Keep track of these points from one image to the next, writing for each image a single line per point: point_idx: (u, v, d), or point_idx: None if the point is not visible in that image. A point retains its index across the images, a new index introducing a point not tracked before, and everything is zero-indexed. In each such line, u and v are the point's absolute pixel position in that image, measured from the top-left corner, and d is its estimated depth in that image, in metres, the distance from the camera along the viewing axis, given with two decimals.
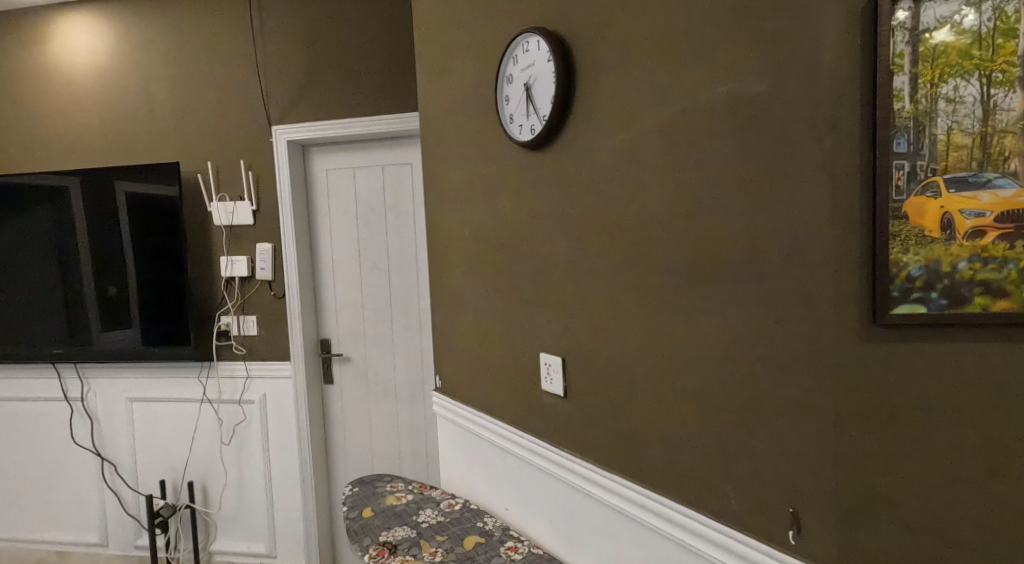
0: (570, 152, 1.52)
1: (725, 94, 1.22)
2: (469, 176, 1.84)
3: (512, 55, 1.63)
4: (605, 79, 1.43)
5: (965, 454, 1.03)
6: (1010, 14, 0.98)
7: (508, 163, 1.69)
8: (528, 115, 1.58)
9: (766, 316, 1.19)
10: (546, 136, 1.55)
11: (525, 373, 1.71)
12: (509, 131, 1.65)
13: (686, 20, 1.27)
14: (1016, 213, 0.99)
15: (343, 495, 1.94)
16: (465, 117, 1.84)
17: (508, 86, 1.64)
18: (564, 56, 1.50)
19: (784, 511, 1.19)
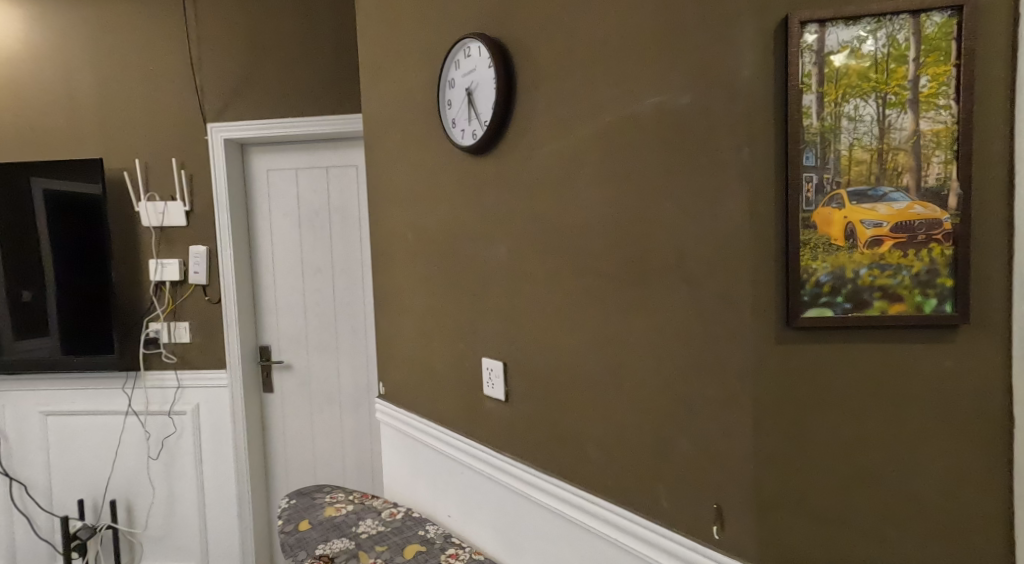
0: (511, 156, 1.56)
1: (655, 106, 1.27)
2: (414, 182, 1.87)
3: (453, 59, 1.66)
4: (543, 87, 1.48)
5: (870, 444, 1.13)
6: (901, 43, 1.09)
7: (450, 167, 1.74)
8: (470, 120, 1.62)
9: (692, 321, 1.24)
10: (488, 141, 1.59)
11: (468, 378, 1.75)
12: (451, 135, 1.68)
13: (616, 32, 1.32)
14: (908, 224, 1.10)
15: (280, 508, 1.94)
16: (410, 122, 1.87)
17: (450, 91, 1.68)
18: (505, 63, 1.54)
19: (709, 506, 1.25)
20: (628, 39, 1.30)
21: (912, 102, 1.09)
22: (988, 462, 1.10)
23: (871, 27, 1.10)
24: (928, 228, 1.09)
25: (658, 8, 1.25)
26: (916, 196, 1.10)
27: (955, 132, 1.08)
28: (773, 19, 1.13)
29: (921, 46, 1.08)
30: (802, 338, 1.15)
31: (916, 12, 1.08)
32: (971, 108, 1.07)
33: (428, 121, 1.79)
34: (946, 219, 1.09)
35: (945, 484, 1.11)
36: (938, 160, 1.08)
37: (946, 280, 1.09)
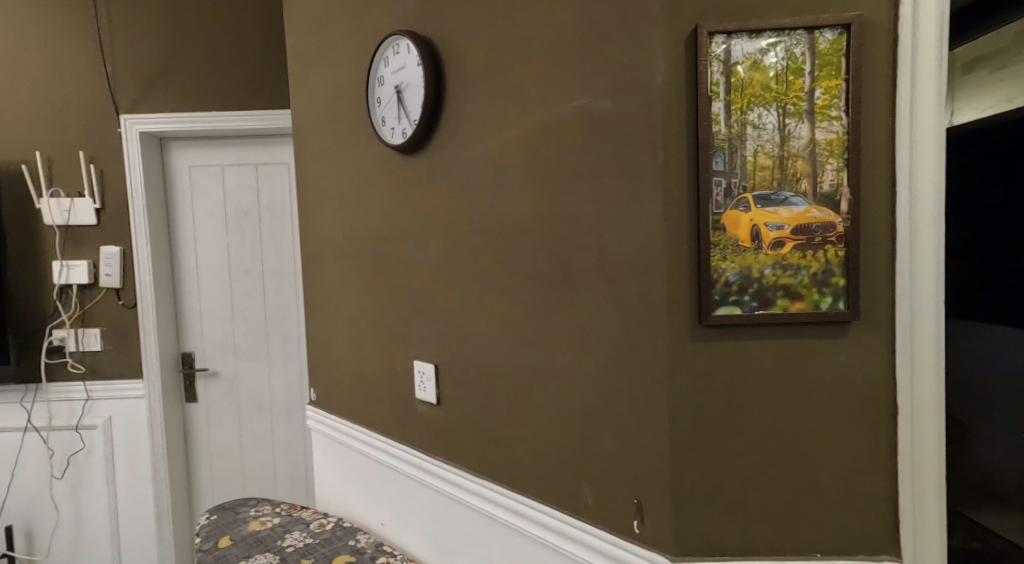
0: (440, 156, 1.57)
1: (577, 110, 1.30)
2: (341, 182, 1.86)
3: (382, 56, 1.65)
4: (470, 87, 1.49)
5: (774, 432, 1.21)
6: (798, 57, 1.16)
7: (379, 166, 1.73)
8: (400, 119, 1.62)
9: (613, 321, 1.28)
10: (418, 140, 1.59)
11: (398, 381, 1.75)
12: (381, 133, 1.68)
13: (540, 34, 1.34)
14: (807, 226, 1.17)
15: (199, 525, 1.88)
16: (338, 119, 1.85)
17: (379, 88, 1.67)
18: (434, 63, 1.54)
19: (630, 501, 1.28)
20: (549, 43, 1.33)
21: (808, 112, 1.16)
22: (876, 446, 1.20)
23: (772, 40, 1.16)
24: (824, 231, 1.17)
25: (577, 14, 1.28)
26: (813, 200, 1.17)
27: (846, 142, 1.16)
28: (684, 28, 1.17)
29: (816, 60, 1.15)
30: (714, 335, 1.20)
31: (812, 28, 1.15)
32: (859, 119, 1.16)
33: (356, 120, 1.78)
34: (839, 222, 1.17)
35: (840, 469, 1.20)
36: (832, 167, 1.16)
37: (839, 279, 1.17)
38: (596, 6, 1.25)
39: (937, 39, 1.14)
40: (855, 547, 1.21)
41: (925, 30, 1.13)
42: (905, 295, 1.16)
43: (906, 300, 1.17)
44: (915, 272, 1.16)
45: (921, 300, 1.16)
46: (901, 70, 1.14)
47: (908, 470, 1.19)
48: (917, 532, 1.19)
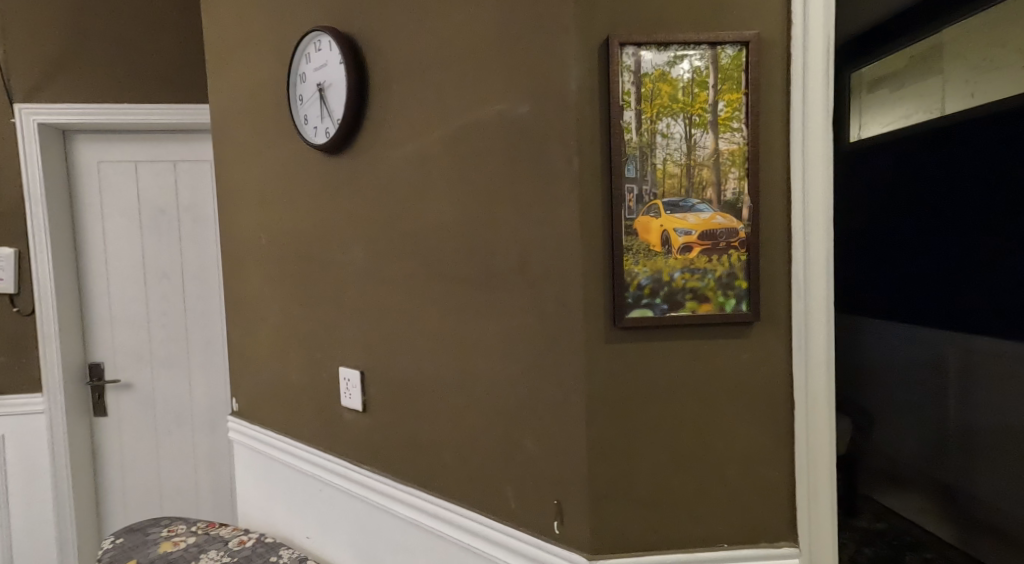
0: (362, 156, 1.55)
1: (496, 114, 1.31)
2: (260, 183, 1.81)
3: (304, 52, 1.62)
4: (391, 87, 1.48)
5: (684, 429, 1.25)
6: (702, 70, 1.21)
7: (300, 167, 1.69)
8: (323, 118, 1.58)
9: (533, 324, 1.30)
10: (342, 141, 1.56)
11: (323, 388, 1.72)
12: (303, 132, 1.64)
13: (460, 37, 1.35)
14: (712, 233, 1.22)
15: (104, 550, 1.80)
16: (258, 117, 1.80)
17: (301, 85, 1.63)
18: (358, 61, 1.52)
19: (550, 502, 1.31)
20: (470, 45, 1.33)
21: (713, 123, 1.22)
22: (776, 439, 1.26)
23: (678, 53, 1.20)
24: (728, 237, 1.23)
25: (496, 17, 1.29)
26: (718, 207, 1.22)
27: (746, 152, 1.22)
28: (597, 37, 1.20)
29: (719, 74, 1.21)
30: (628, 336, 1.24)
31: (714, 44, 1.20)
32: (758, 131, 1.22)
33: (275, 119, 1.75)
34: (741, 229, 1.23)
35: (745, 463, 1.26)
36: (733, 176, 1.22)
37: (742, 282, 1.23)
38: (514, 10, 1.26)
39: (825, 57, 1.21)
40: (759, 536, 1.28)
41: (814, 48, 1.20)
42: (800, 296, 1.23)
43: (802, 300, 1.23)
44: (809, 275, 1.23)
45: (815, 300, 1.23)
46: (794, 85, 1.21)
47: (804, 462, 1.25)
48: (811, 519, 1.26)
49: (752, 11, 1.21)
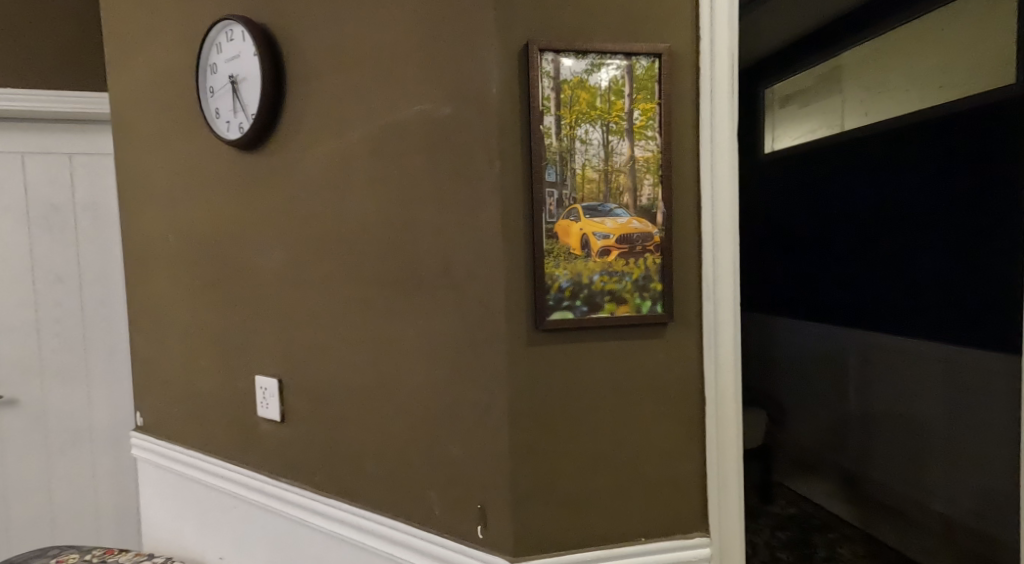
0: (279, 154, 1.50)
1: (418, 115, 1.30)
2: (169, 182, 1.72)
3: (215, 42, 1.56)
4: (309, 83, 1.44)
5: (604, 429, 1.28)
6: (619, 79, 1.24)
7: (212, 165, 1.63)
8: (236, 112, 1.52)
9: (456, 326, 1.29)
10: (257, 137, 1.51)
11: (237, 399, 1.65)
12: (215, 127, 1.57)
13: (381, 35, 1.33)
14: (628, 236, 1.26)
15: None
16: (166, 111, 1.71)
17: (213, 77, 1.57)
18: (273, 54, 1.47)
19: (473, 507, 1.31)
20: (391, 44, 1.32)
21: (628, 131, 1.25)
22: (689, 435, 1.31)
23: (595, 62, 1.23)
24: (643, 241, 1.26)
25: (419, 17, 1.28)
26: (634, 212, 1.26)
27: (660, 160, 1.26)
28: (517, 41, 1.21)
29: (634, 84, 1.25)
30: (549, 338, 1.26)
31: (629, 54, 1.24)
32: (670, 140, 1.26)
33: (184, 116, 1.67)
34: (656, 233, 1.27)
35: (660, 460, 1.30)
36: (648, 182, 1.26)
37: (657, 285, 1.27)
38: (436, 11, 1.26)
39: (730, 70, 1.26)
40: (674, 529, 1.31)
41: (720, 62, 1.25)
42: (711, 298, 1.28)
43: (711, 302, 1.28)
44: (717, 278, 1.28)
45: (723, 302, 1.28)
46: (702, 96, 1.26)
47: (714, 459, 1.30)
48: (720, 512, 1.31)
49: (665, 24, 1.26)
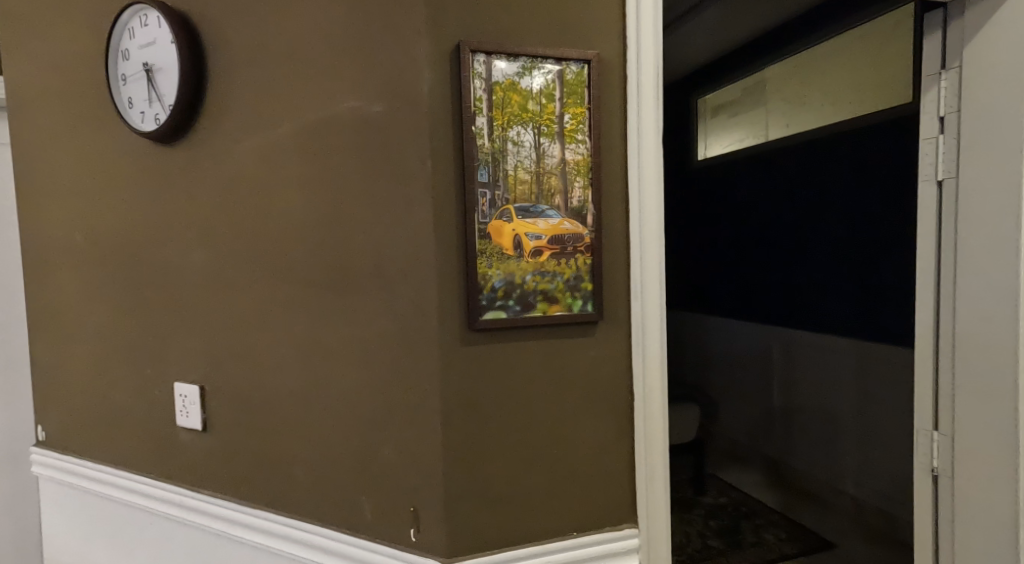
0: (198, 148, 1.44)
1: (348, 111, 1.28)
2: (73, 176, 1.61)
3: (126, 26, 1.47)
4: (230, 76, 1.38)
5: (538, 427, 1.29)
6: (550, 83, 1.26)
7: (124, 158, 1.53)
8: (151, 102, 1.44)
9: (388, 326, 1.28)
10: (176, 129, 1.43)
11: (153, 408, 1.56)
12: (127, 118, 1.48)
13: (309, 29, 1.30)
14: (560, 237, 1.27)
15: None
16: (70, 99, 1.59)
17: (124, 64, 1.48)
18: (193, 43, 1.40)
19: (406, 509, 1.29)
20: (320, 38, 1.29)
21: (559, 134, 1.27)
22: (619, 429, 1.33)
23: (527, 65, 1.25)
24: (575, 242, 1.28)
25: (349, 12, 1.27)
26: (566, 213, 1.28)
27: (590, 163, 1.29)
28: (449, 41, 1.22)
29: (564, 89, 1.27)
30: (482, 337, 1.26)
31: (560, 59, 1.26)
32: (600, 144, 1.29)
33: (91, 108, 1.57)
34: (586, 234, 1.29)
35: (592, 456, 1.32)
36: (579, 185, 1.28)
37: (587, 284, 1.29)
38: (367, 7, 1.25)
39: (656, 77, 1.29)
40: (604, 521, 1.33)
41: (646, 68, 1.28)
42: (638, 297, 1.31)
43: (639, 301, 1.31)
44: (645, 277, 1.30)
45: (650, 301, 1.31)
46: (630, 102, 1.29)
47: (642, 455, 1.33)
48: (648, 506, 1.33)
49: (595, 30, 1.28)
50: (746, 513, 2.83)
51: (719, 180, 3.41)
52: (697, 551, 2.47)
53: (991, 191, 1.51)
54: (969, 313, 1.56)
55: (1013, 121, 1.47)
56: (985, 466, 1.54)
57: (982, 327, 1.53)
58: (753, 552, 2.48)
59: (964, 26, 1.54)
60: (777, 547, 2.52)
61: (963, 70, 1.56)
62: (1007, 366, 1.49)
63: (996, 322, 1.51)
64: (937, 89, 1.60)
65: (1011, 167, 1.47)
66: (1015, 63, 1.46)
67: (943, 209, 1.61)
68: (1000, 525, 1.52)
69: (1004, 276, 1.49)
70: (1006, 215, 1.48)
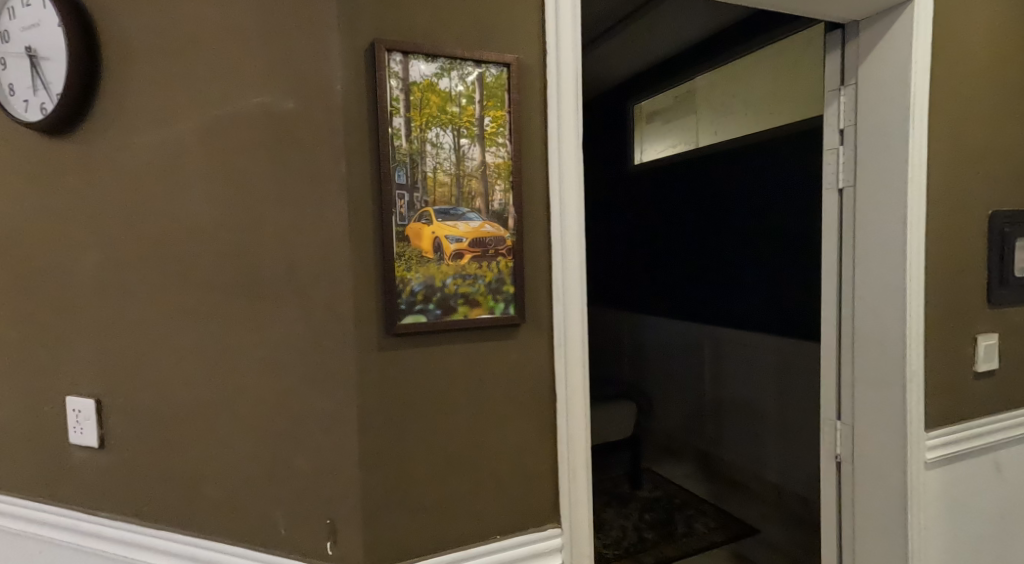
0: (94, 143, 1.35)
1: (258, 107, 1.23)
2: None
3: (8, 6, 1.36)
4: (130, 66, 1.31)
5: (458, 432, 1.27)
6: (470, 85, 1.25)
7: (11, 153, 1.42)
8: (36, 91, 1.34)
9: (302, 331, 1.23)
10: (66, 119, 1.34)
11: (44, 425, 1.45)
12: (9, 106, 1.37)
13: (217, 19, 1.24)
14: (481, 241, 1.26)
15: None
16: None
17: (4, 47, 1.37)
18: (84, 30, 1.31)
19: (323, 522, 1.24)
20: (228, 30, 1.24)
21: (479, 136, 1.26)
22: (541, 431, 1.32)
23: (444, 66, 1.24)
24: (496, 244, 1.27)
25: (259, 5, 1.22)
26: (486, 216, 1.27)
27: (510, 166, 1.28)
28: (364, 38, 1.19)
29: (484, 91, 1.26)
30: (400, 342, 1.23)
31: (479, 62, 1.25)
32: (520, 147, 1.28)
33: None
34: (507, 237, 1.28)
35: (512, 459, 1.31)
36: (499, 188, 1.28)
37: (509, 287, 1.28)
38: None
39: (575, 83, 1.30)
40: (527, 522, 1.32)
41: (567, 74, 1.29)
42: (560, 299, 1.31)
43: (561, 302, 1.31)
44: (567, 279, 1.31)
45: (571, 304, 1.31)
46: (551, 107, 1.29)
47: (566, 457, 1.32)
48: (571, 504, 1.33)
49: (514, 32, 1.28)
50: (679, 504, 2.97)
51: (653, 186, 3.57)
52: (634, 545, 2.63)
53: (881, 199, 1.66)
54: (865, 311, 1.71)
55: (898, 134, 1.62)
56: (880, 447, 1.70)
57: (876, 322, 1.69)
58: (683, 543, 2.61)
59: (859, 49, 1.69)
60: (706, 535, 2.67)
61: (858, 87, 1.70)
62: (896, 356, 1.65)
63: (886, 318, 1.66)
64: (837, 104, 1.74)
65: (897, 178, 1.62)
66: (900, 84, 1.61)
67: (842, 214, 1.76)
68: (893, 498, 1.68)
69: (893, 276, 1.64)
70: (893, 220, 1.64)
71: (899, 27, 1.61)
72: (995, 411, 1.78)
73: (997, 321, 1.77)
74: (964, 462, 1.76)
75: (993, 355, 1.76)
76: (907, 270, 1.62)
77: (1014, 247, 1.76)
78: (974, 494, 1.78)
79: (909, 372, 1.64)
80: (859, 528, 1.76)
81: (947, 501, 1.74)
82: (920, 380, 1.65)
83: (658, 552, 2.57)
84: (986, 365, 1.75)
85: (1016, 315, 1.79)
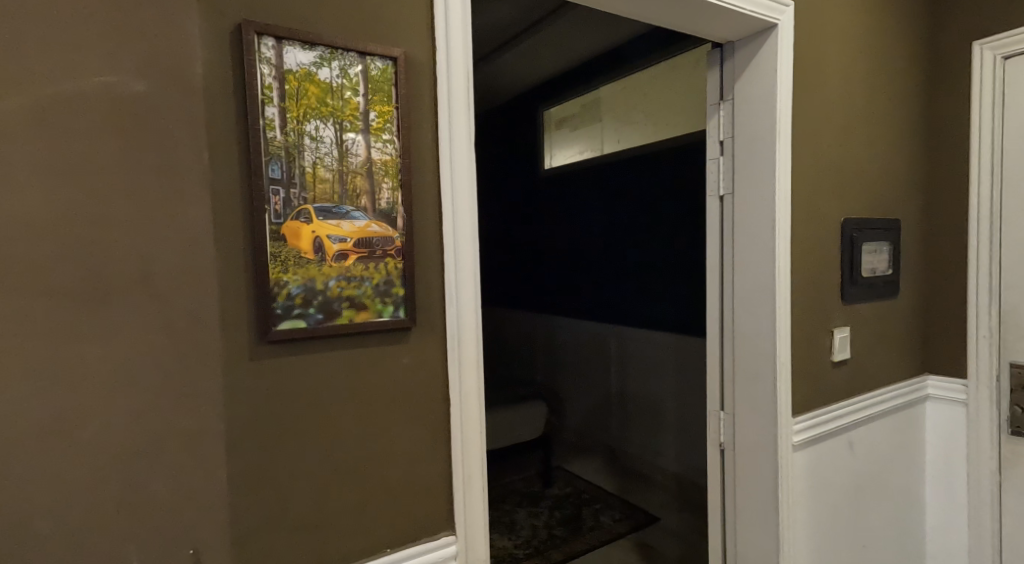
0: None
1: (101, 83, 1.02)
2: None
3: None
4: None
5: (342, 444, 1.18)
6: (352, 77, 1.17)
7: None
8: None
9: (157, 344, 1.05)
10: None
11: None
12: None
13: None
14: (367, 240, 1.18)
15: None
16: None
17: None
18: None
19: (183, 554, 1.07)
20: None
21: (364, 131, 1.18)
22: (433, 439, 1.26)
23: (324, 56, 1.15)
24: (384, 245, 1.20)
25: None
26: (373, 215, 1.19)
27: (398, 163, 1.21)
28: (229, 21, 1.09)
29: (368, 85, 1.18)
30: (274, 350, 1.13)
31: (363, 54, 1.17)
32: (408, 143, 1.22)
33: None
34: (396, 237, 1.21)
35: (402, 469, 1.23)
36: (387, 186, 1.20)
37: (399, 290, 1.21)
38: None
39: (467, 83, 1.26)
40: (419, 534, 1.25)
41: (456, 73, 1.24)
42: (454, 301, 1.26)
43: (454, 304, 1.26)
44: (459, 281, 1.26)
45: (464, 305, 1.26)
46: (440, 105, 1.24)
47: (461, 461, 1.27)
48: (467, 509, 1.28)
49: (401, 25, 1.21)
50: (587, 500, 2.95)
51: (558, 192, 3.58)
52: (543, 544, 2.58)
53: (752, 202, 1.70)
54: (743, 312, 1.74)
55: (766, 138, 1.66)
56: (757, 436, 1.73)
57: (752, 321, 1.72)
58: (590, 536, 2.60)
59: (735, 66, 1.72)
60: (611, 527, 2.66)
61: (735, 103, 1.74)
62: (767, 351, 1.69)
63: (760, 316, 1.70)
64: (717, 117, 1.77)
65: (766, 180, 1.66)
66: (766, 96, 1.66)
67: (723, 217, 1.79)
68: (767, 485, 1.72)
69: (762, 276, 1.68)
70: (763, 222, 1.68)
71: (764, 43, 1.65)
72: (852, 395, 1.87)
73: (849, 317, 1.84)
74: (822, 446, 1.81)
75: (846, 346, 1.83)
76: (774, 266, 1.66)
77: (861, 250, 1.84)
78: (833, 472, 1.84)
79: (778, 364, 1.68)
80: (740, 514, 1.79)
81: (811, 481, 1.78)
82: (786, 372, 1.69)
83: (567, 547, 2.54)
84: (841, 355, 1.82)
85: (868, 312, 1.89)
